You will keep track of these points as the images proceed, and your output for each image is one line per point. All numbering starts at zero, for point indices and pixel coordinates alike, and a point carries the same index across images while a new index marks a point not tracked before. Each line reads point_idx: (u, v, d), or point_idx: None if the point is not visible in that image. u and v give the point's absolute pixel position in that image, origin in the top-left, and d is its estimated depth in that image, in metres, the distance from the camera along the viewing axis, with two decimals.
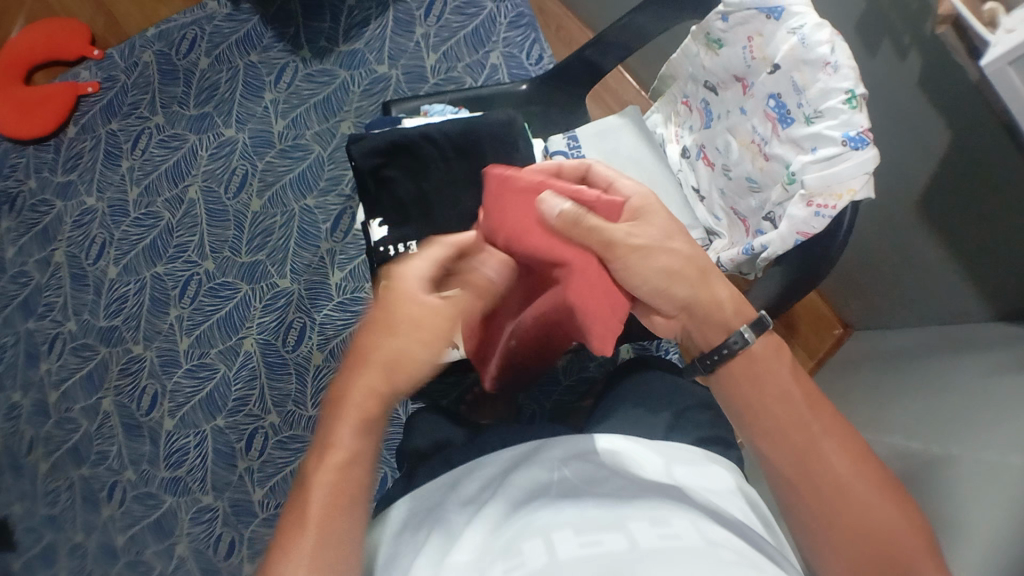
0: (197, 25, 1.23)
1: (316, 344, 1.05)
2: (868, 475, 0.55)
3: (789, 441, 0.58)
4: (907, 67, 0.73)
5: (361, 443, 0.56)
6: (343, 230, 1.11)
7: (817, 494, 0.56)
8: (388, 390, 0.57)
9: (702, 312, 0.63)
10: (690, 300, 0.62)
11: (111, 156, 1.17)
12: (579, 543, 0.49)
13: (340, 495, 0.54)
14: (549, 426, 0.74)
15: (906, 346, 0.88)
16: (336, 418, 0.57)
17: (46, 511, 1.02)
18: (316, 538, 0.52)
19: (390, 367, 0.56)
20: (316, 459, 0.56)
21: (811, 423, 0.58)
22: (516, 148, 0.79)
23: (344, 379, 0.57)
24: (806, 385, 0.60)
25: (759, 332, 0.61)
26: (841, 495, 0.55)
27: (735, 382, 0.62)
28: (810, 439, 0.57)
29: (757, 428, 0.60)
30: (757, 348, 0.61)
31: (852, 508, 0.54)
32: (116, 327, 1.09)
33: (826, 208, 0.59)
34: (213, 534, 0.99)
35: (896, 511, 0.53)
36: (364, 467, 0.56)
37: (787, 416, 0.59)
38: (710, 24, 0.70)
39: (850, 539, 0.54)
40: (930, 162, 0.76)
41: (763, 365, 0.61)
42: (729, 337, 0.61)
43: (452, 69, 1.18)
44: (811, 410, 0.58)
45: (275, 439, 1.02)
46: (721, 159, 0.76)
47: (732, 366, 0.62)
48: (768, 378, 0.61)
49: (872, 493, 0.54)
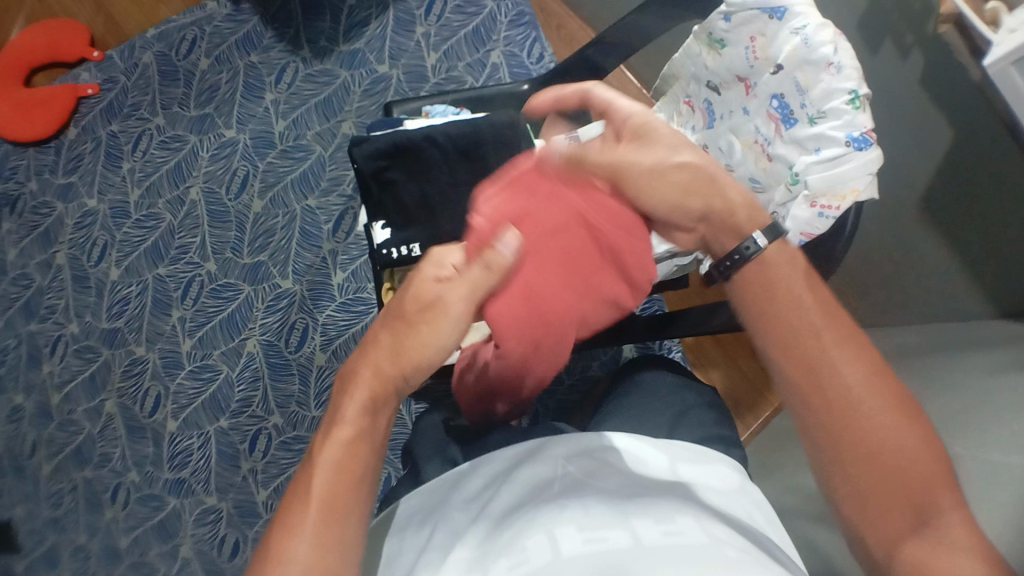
0: (197, 26, 1.23)
1: (319, 345, 1.05)
2: (879, 390, 0.52)
3: (800, 349, 0.55)
4: (909, 65, 0.73)
5: (372, 422, 0.57)
6: (344, 231, 1.11)
7: (827, 405, 0.53)
8: (403, 373, 0.58)
9: (719, 217, 0.61)
10: (705, 208, 0.61)
11: (112, 157, 1.17)
12: (583, 540, 0.48)
13: (343, 469, 0.53)
14: (551, 427, 0.74)
15: (911, 343, 0.87)
16: (344, 397, 0.57)
17: (49, 514, 1.02)
18: (319, 513, 0.51)
19: (395, 349, 0.58)
20: (322, 437, 0.56)
21: (823, 331, 0.54)
22: (517, 149, 0.79)
23: (355, 364, 0.59)
24: (820, 294, 0.57)
25: (772, 242, 0.58)
26: (849, 409, 0.52)
27: (749, 291, 0.59)
28: (822, 347, 0.54)
29: (772, 339, 0.57)
30: (770, 255, 0.58)
31: (864, 426, 0.51)
32: (119, 328, 1.09)
33: (830, 209, 0.58)
34: (217, 535, 0.99)
35: (908, 428, 0.50)
36: (370, 445, 0.56)
37: (800, 325, 0.55)
38: (712, 24, 0.69)
39: (855, 453, 0.51)
40: (933, 160, 0.75)
41: (776, 273, 0.58)
42: (741, 242, 0.59)
43: (453, 68, 1.17)
44: (823, 316, 0.55)
45: (279, 439, 1.02)
46: (723, 160, 0.76)
47: (747, 274, 0.59)
48: (783, 287, 0.57)
49: (880, 407, 0.51)
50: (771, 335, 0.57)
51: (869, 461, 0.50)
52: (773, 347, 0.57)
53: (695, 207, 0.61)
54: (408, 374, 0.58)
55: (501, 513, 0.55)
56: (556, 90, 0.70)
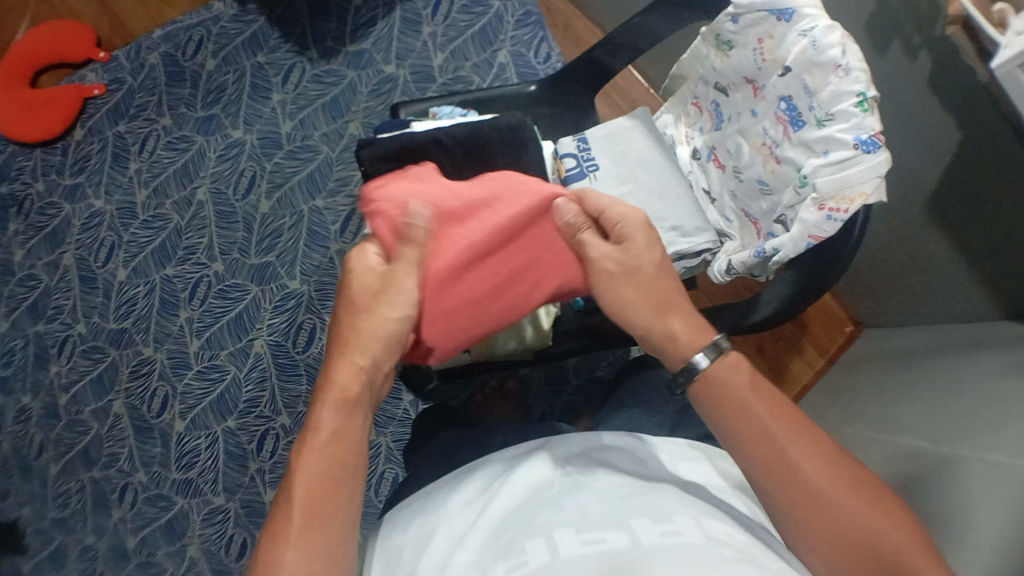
0: (203, 26, 1.23)
1: (327, 345, 1.06)
2: (842, 479, 0.52)
3: (760, 459, 0.54)
4: (917, 66, 0.73)
5: (349, 424, 0.58)
6: (352, 231, 1.11)
7: (797, 504, 0.52)
8: (371, 360, 0.60)
9: (658, 340, 0.62)
10: (645, 328, 0.62)
11: (119, 158, 1.17)
12: (581, 542, 0.48)
13: (325, 472, 0.54)
14: (557, 427, 0.75)
15: (917, 345, 0.88)
16: (320, 403, 0.58)
17: (57, 514, 1.02)
18: (303, 515, 0.52)
19: (368, 343, 0.60)
20: (300, 445, 0.56)
21: (777, 435, 0.54)
22: (525, 151, 0.79)
23: (328, 369, 0.60)
24: (770, 392, 0.57)
25: (718, 357, 0.58)
26: (823, 504, 0.51)
27: (704, 406, 0.58)
28: (779, 450, 0.53)
29: (730, 443, 0.56)
30: (718, 371, 0.58)
31: (834, 513, 0.50)
32: (126, 329, 1.09)
33: (838, 212, 0.59)
34: (225, 535, 1.00)
35: (873, 510, 0.50)
36: (349, 446, 0.57)
37: (753, 427, 0.55)
38: (720, 25, 0.69)
39: (836, 547, 0.50)
40: (940, 163, 0.76)
41: (727, 386, 0.57)
42: (687, 364, 0.59)
43: (460, 68, 1.18)
44: (775, 415, 0.55)
45: (287, 440, 1.03)
46: (732, 162, 0.76)
47: (700, 385, 0.59)
48: (735, 391, 0.57)
49: (849, 497, 0.51)
50: (729, 439, 0.56)
51: (850, 550, 0.50)
52: (737, 458, 0.55)
53: (636, 324, 0.63)
54: (379, 356, 0.61)
55: (499, 518, 0.55)
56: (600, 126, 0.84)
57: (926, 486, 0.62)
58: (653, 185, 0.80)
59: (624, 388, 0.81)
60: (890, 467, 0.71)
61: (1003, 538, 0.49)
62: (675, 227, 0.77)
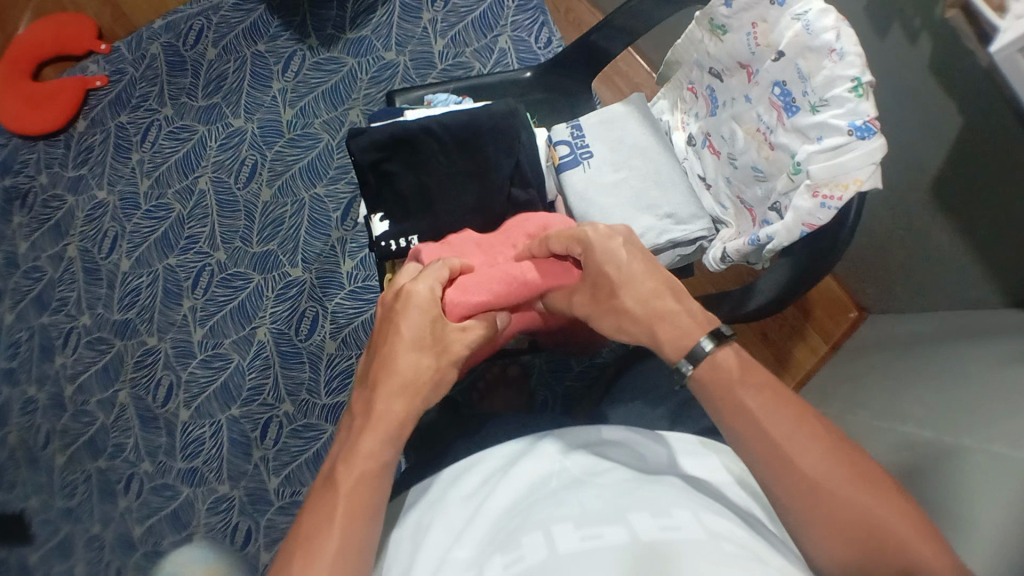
0: (204, 16, 1.23)
1: (328, 333, 1.07)
2: (843, 472, 0.50)
3: (761, 452, 0.52)
4: (918, 51, 0.71)
5: (388, 457, 0.57)
6: (353, 219, 1.11)
7: (796, 497, 0.50)
8: (420, 401, 0.59)
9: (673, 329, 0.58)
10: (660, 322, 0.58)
11: (121, 149, 1.18)
12: (580, 537, 0.47)
13: (361, 503, 0.54)
14: (552, 418, 0.75)
15: (923, 331, 0.86)
16: (363, 431, 0.57)
17: (63, 504, 1.05)
18: (338, 541, 0.52)
19: (412, 383, 0.59)
20: (338, 469, 0.55)
21: (775, 428, 0.52)
22: (518, 140, 0.79)
23: (379, 397, 0.58)
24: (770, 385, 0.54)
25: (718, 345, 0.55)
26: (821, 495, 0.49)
27: (709, 397, 0.55)
28: (779, 442, 0.51)
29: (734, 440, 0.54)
30: (720, 357, 0.55)
31: (837, 507, 0.49)
32: (131, 319, 1.11)
33: (832, 199, 0.57)
34: (230, 524, 1.01)
35: (874, 500, 0.48)
36: (383, 478, 0.56)
37: (754, 423, 0.52)
38: (714, 9, 0.68)
39: (839, 539, 0.48)
40: (944, 146, 0.74)
41: (731, 377, 0.54)
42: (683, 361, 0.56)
43: (460, 54, 1.16)
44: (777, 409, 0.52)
45: (290, 427, 1.04)
46: (727, 148, 0.74)
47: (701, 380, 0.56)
48: (737, 387, 0.54)
49: (851, 488, 0.49)
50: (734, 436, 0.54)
51: (850, 543, 0.48)
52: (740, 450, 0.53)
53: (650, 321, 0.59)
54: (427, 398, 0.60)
55: (500, 513, 0.55)
56: (598, 111, 0.83)
57: (926, 475, 0.62)
58: (647, 172, 0.79)
59: (623, 380, 0.80)
60: (891, 456, 0.70)
61: (1002, 540, 0.48)
62: (670, 215, 0.76)
